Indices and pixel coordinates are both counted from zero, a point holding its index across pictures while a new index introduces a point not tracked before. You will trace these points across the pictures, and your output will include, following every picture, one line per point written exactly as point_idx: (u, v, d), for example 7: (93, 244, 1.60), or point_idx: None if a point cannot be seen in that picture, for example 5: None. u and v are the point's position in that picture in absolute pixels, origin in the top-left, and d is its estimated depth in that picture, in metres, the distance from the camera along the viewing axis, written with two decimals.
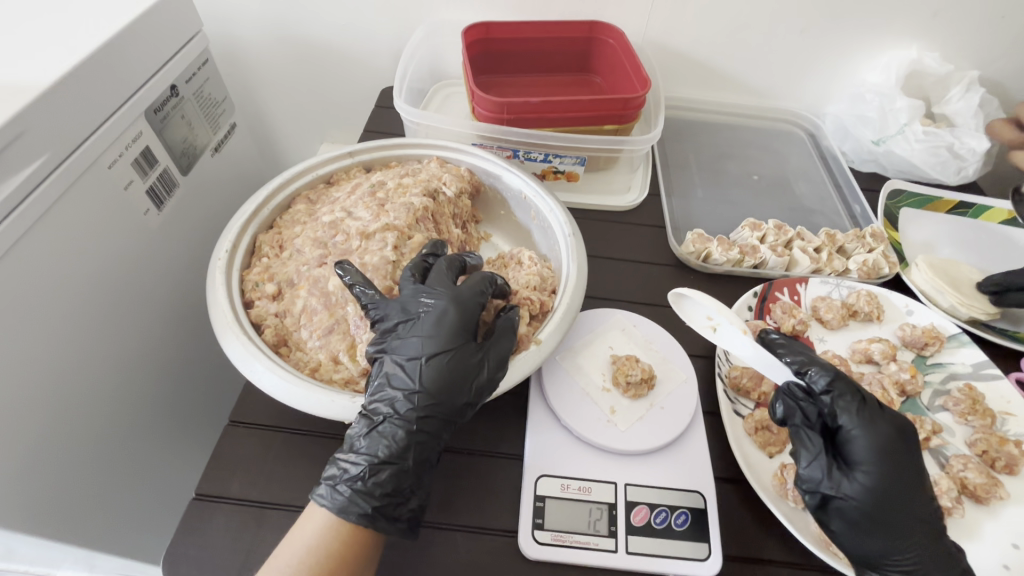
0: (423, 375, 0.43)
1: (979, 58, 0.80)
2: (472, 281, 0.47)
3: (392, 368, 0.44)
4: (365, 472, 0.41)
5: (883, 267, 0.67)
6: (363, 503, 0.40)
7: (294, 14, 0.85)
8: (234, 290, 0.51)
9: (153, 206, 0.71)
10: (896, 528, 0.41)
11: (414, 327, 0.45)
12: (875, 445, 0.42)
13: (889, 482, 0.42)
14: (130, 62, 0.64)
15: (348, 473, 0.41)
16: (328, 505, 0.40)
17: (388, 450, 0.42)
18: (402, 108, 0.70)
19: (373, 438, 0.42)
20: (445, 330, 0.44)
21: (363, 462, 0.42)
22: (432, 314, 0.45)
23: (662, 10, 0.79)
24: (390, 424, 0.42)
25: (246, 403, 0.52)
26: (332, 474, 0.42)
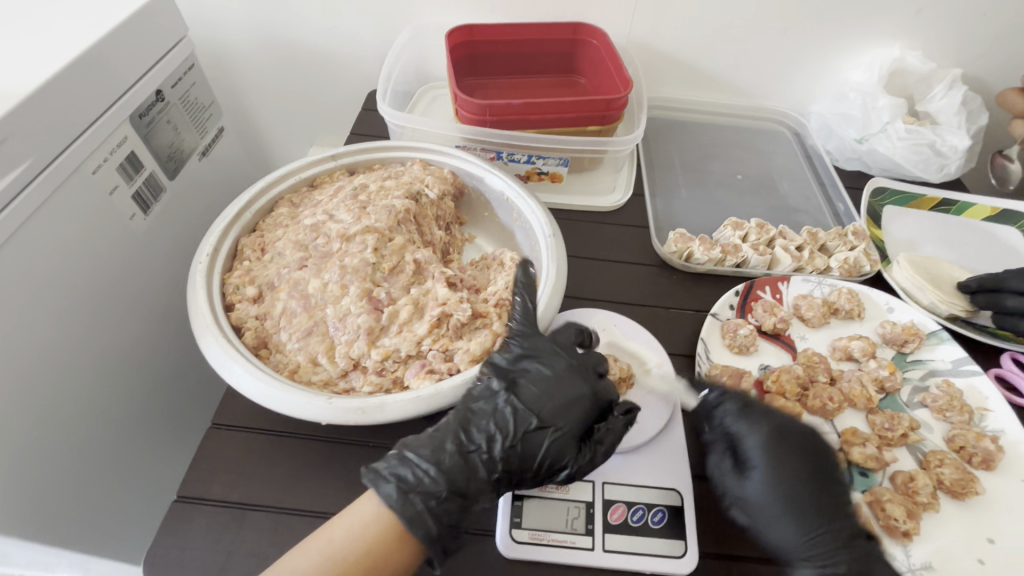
0: (548, 445, 0.44)
1: (961, 56, 0.81)
2: (608, 379, 0.48)
3: (515, 409, 0.45)
4: (442, 493, 0.41)
5: (864, 264, 0.67)
6: (428, 525, 0.40)
7: (281, 18, 0.85)
8: (214, 293, 0.51)
9: (139, 210, 0.71)
10: (802, 520, 0.43)
11: (556, 390, 0.46)
12: (761, 442, 0.47)
13: (783, 474, 0.45)
14: (114, 67, 0.65)
15: (423, 487, 0.41)
16: (399, 510, 0.39)
17: (462, 481, 0.42)
18: (386, 111, 0.70)
19: (445, 462, 0.42)
20: (572, 410, 0.46)
21: (441, 482, 0.41)
22: (557, 389, 0.46)
23: (645, 11, 0.79)
24: (478, 458, 0.43)
25: (227, 406, 0.53)
26: (406, 482, 0.41)
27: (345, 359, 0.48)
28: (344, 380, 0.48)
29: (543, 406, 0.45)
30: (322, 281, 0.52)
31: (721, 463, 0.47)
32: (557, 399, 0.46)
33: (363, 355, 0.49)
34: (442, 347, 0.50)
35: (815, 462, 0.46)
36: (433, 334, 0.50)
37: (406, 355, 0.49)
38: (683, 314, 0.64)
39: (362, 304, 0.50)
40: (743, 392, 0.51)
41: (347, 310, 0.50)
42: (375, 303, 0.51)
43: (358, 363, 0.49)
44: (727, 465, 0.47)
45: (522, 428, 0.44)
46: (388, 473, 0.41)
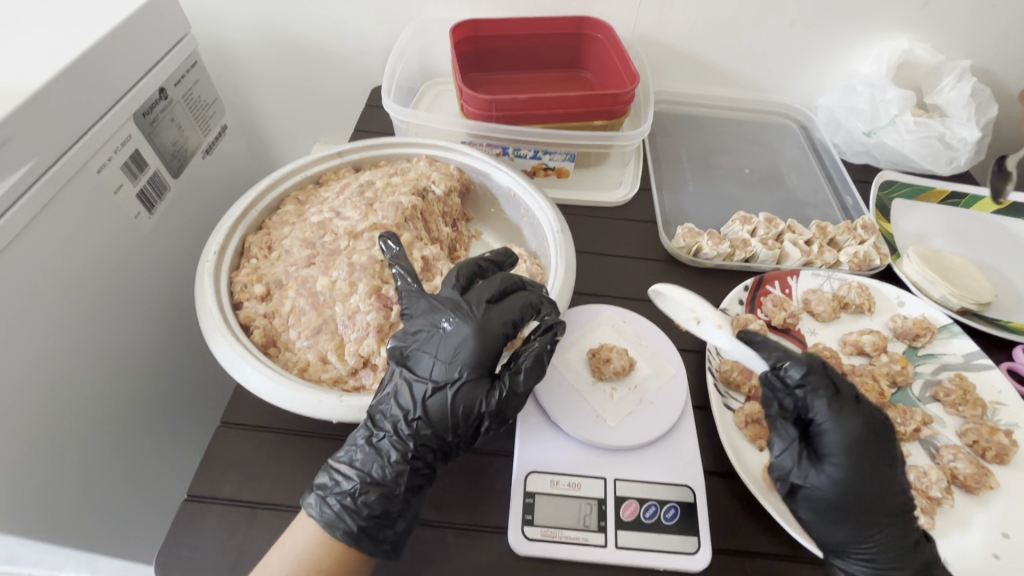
0: (430, 404, 0.42)
1: (970, 48, 0.80)
2: (503, 307, 0.45)
3: (401, 383, 0.44)
4: (356, 490, 0.41)
5: (874, 258, 0.66)
6: (349, 521, 0.41)
7: (284, 14, 0.85)
8: (222, 292, 0.51)
9: (144, 209, 0.71)
10: (861, 520, 0.42)
11: (441, 346, 0.43)
12: (847, 441, 0.42)
13: (859, 477, 0.41)
14: (117, 66, 0.64)
15: (340, 488, 0.42)
16: (316, 517, 0.41)
17: (380, 471, 0.42)
18: (392, 107, 0.70)
19: (368, 456, 0.43)
20: (467, 360, 0.43)
21: (356, 478, 0.42)
22: (451, 337, 0.43)
23: (651, 4, 0.79)
24: (389, 442, 0.43)
25: (236, 404, 0.52)
26: (323, 484, 0.42)
27: (354, 357, 0.48)
28: (354, 378, 0.48)
29: (442, 367, 0.43)
30: (330, 278, 0.51)
31: (790, 446, 0.43)
32: (442, 353, 0.43)
33: (373, 353, 0.48)
34: None
35: (890, 459, 0.42)
36: None
37: None
38: None
39: (371, 302, 0.50)
40: (830, 371, 0.44)
41: (356, 308, 0.49)
42: (384, 300, 0.51)
43: (368, 360, 0.48)
44: (797, 455, 0.43)
45: (419, 397, 0.43)
46: (323, 477, 0.42)
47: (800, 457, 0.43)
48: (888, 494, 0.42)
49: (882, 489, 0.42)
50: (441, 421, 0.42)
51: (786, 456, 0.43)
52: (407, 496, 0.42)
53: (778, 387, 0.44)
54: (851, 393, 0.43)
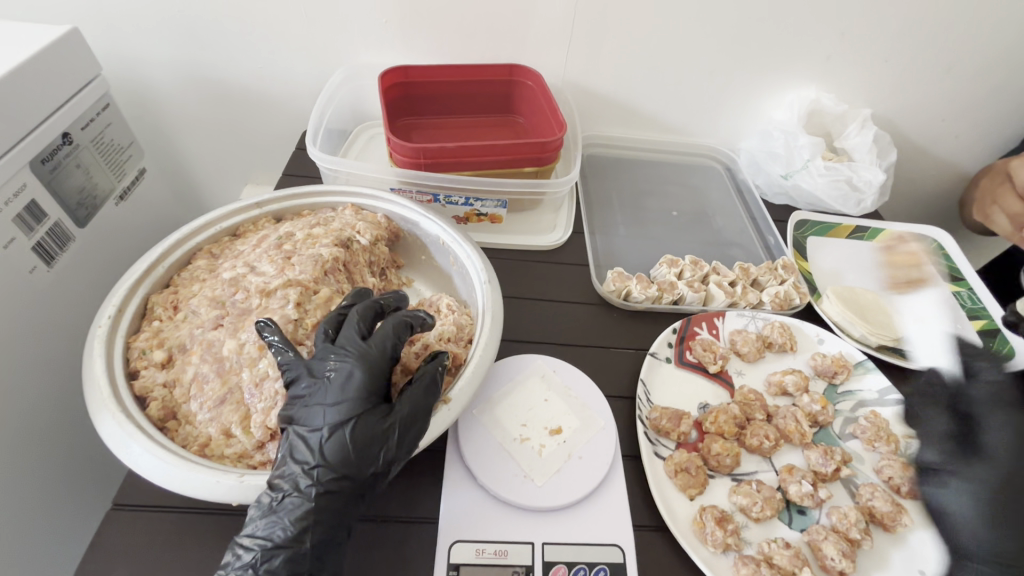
0: (325, 450, 0.40)
1: (869, 98, 0.87)
2: (378, 334, 0.45)
3: (297, 440, 0.41)
4: (257, 559, 0.38)
5: (794, 297, 0.69)
6: None
7: (209, 55, 0.82)
8: (116, 360, 0.47)
9: (41, 262, 0.65)
10: None
11: (336, 389, 0.42)
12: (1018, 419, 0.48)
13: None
14: (12, 112, 0.60)
15: (240, 562, 0.38)
16: None
17: (283, 533, 0.39)
18: (316, 155, 0.68)
19: (269, 523, 0.39)
20: (359, 398, 0.42)
21: (256, 547, 0.39)
22: (336, 380, 0.42)
23: (578, 53, 0.81)
24: (291, 500, 0.39)
25: (131, 483, 0.48)
26: (224, 563, 0.39)
27: (261, 429, 0.44)
28: (261, 452, 0.45)
29: (336, 410, 0.41)
30: (238, 341, 0.48)
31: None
32: (332, 399, 0.42)
33: None
34: None
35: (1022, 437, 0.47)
36: None
37: None
38: (623, 354, 0.64)
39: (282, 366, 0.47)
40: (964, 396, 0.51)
41: (265, 374, 0.46)
42: None
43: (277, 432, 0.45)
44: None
45: (316, 443, 0.41)
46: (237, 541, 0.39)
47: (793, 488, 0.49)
48: None
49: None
50: (345, 465, 0.40)
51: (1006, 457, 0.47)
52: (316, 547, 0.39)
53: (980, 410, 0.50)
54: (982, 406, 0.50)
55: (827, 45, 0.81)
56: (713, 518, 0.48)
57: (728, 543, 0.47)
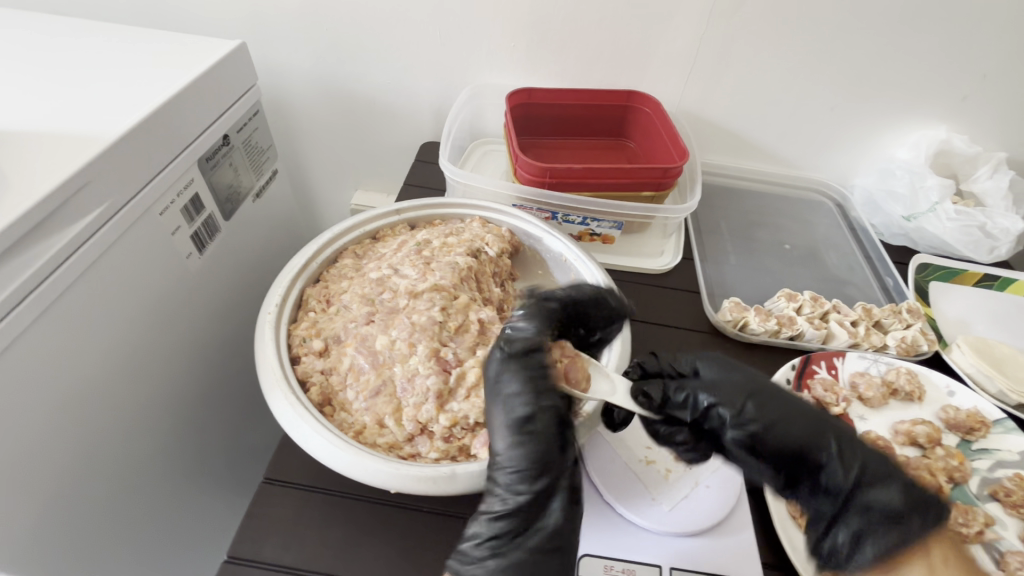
0: (528, 444, 0.40)
1: (1005, 140, 0.82)
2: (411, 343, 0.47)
3: (508, 433, 0.41)
4: (502, 537, 0.39)
5: (922, 343, 0.66)
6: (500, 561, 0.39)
7: (345, 70, 0.89)
8: (282, 346, 0.51)
9: (196, 250, 0.72)
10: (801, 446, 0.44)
11: (496, 399, 0.42)
12: (715, 368, 0.48)
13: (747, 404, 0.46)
14: (190, 115, 0.67)
15: (475, 537, 0.40)
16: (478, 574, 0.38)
17: (506, 505, 0.40)
18: (448, 168, 0.73)
19: (500, 503, 0.40)
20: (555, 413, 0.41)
21: (504, 527, 0.39)
22: (513, 359, 0.42)
23: (696, 83, 0.83)
24: (511, 482, 0.40)
25: (282, 460, 0.52)
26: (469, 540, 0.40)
27: (412, 423, 0.47)
28: (409, 445, 0.47)
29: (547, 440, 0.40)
30: (390, 338, 0.51)
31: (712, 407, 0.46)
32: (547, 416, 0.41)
33: (431, 419, 0.47)
34: None
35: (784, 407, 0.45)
36: None
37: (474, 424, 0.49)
38: None
39: (431, 365, 0.49)
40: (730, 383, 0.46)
41: (415, 370, 0.49)
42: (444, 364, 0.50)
43: (425, 427, 0.48)
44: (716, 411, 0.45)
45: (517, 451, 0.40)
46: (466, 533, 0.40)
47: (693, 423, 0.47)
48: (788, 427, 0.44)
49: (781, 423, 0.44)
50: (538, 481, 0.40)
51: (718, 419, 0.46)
52: (518, 572, 0.38)
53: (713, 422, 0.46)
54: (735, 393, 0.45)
55: (964, 86, 0.78)
56: None
57: None
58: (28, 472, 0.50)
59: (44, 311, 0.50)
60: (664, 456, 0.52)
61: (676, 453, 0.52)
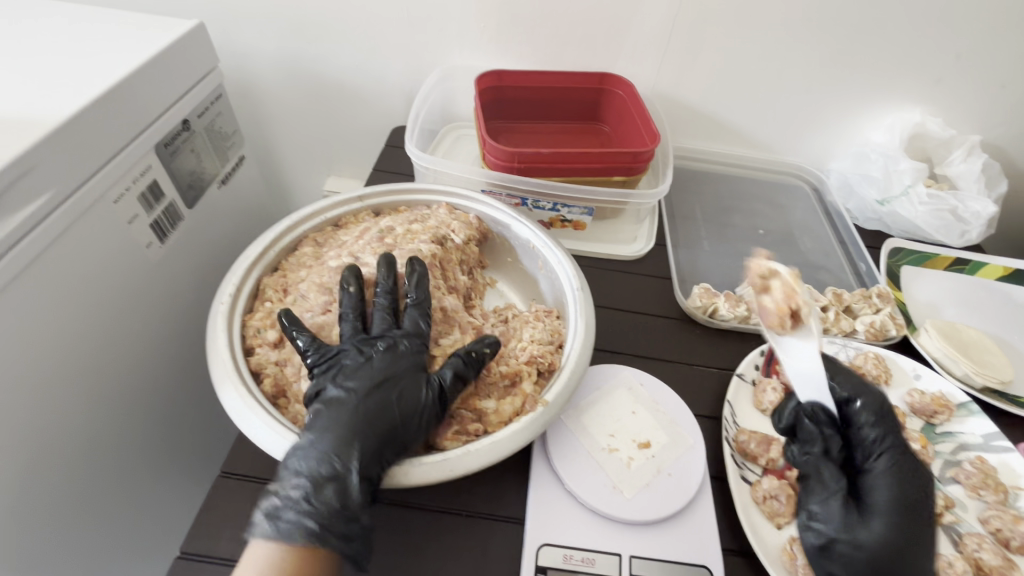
0: (355, 406, 0.44)
1: (979, 124, 0.82)
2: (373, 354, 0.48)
3: (332, 397, 0.45)
4: (309, 491, 0.40)
5: (891, 329, 0.66)
6: (308, 523, 0.39)
7: (312, 52, 0.86)
8: (235, 337, 0.50)
9: (156, 239, 0.70)
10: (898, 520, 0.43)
11: (338, 365, 0.47)
12: (895, 466, 0.46)
13: (902, 473, 0.45)
14: (144, 99, 0.65)
15: (291, 498, 0.40)
16: (273, 534, 0.38)
17: (325, 466, 0.41)
18: (415, 153, 0.71)
19: (306, 456, 0.41)
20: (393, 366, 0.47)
21: (303, 483, 0.40)
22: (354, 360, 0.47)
23: (671, 65, 0.81)
24: (328, 443, 0.42)
25: (239, 453, 0.51)
26: (271, 500, 0.40)
27: None
28: None
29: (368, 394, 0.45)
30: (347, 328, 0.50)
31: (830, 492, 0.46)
32: (379, 366, 0.46)
33: None
34: (469, 406, 0.49)
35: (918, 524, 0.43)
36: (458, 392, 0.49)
37: None
38: (707, 372, 0.63)
39: None
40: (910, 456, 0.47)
41: None
42: None
43: None
44: (838, 498, 0.45)
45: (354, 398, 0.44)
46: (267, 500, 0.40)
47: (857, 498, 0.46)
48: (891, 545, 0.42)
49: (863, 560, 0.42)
50: (367, 425, 0.43)
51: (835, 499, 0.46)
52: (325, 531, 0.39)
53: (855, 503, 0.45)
54: (866, 458, 0.47)
55: (940, 67, 0.77)
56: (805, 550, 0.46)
57: None
58: None
59: None
60: (624, 444, 0.51)
61: (637, 441, 0.52)
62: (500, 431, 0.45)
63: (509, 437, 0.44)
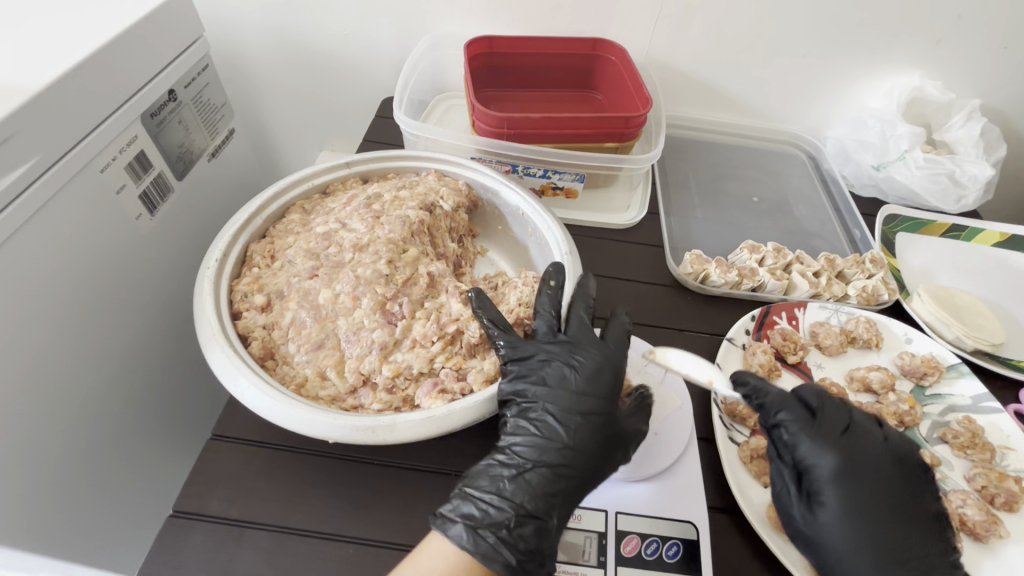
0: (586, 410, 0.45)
1: (979, 87, 0.81)
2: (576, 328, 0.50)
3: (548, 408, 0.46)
4: (511, 521, 0.41)
5: (882, 293, 0.66)
6: (507, 549, 0.39)
7: (300, 22, 0.85)
8: (222, 300, 0.50)
9: (146, 210, 0.70)
10: (855, 509, 0.44)
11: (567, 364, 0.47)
12: (827, 445, 0.45)
13: (828, 450, 0.45)
14: (128, 67, 0.64)
15: (474, 516, 0.41)
16: (471, 548, 0.39)
17: (539, 498, 0.42)
18: (403, 120, 0.70)
19: (513, 482, 0.42)
20: (599, 384, 0.46)
21: (506, 508, 0.41)
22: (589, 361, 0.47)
23: (665, 30, 0.79)
24: (539, 468, 0.43)
25: (230, 416, 0.51)
26: (470, 515, 0.41)
27: (354, 374, 0.47)
28: (352, 397, 0.47)
29: (557, 405, 0.46)
30: (333, 291, 0.51)
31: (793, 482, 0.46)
32: (580, 386, 0.46)
33: (374, 371, 0.47)
34: (454, 366, 0.49)
35: (883, 493, 0.45)
36: (444, 351, 0.49)
37: (418, 372, 0.48)
38: (697, 337, 0.63)
39: (376, 319, 0.49)
40: (830, 428, 0.47)
41: (359, 323, 0.49)
42: (389, 317, 0.50)
43: (368, 379, 0.48)
44: (795, 494, 0.45)
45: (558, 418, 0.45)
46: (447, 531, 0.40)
47: (801, 481, 0.46)
48: (854, 507, 0.44)
49: (824, 541, 0.43)
50: (580, 451, 0.44)
51: (784, 495, 0.46)
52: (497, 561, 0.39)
53: (787, 495, 0.45)
54: (837, 428, 0.47)
55: (941, 28, 0.75)
56: None
57: None
58: None
59: None
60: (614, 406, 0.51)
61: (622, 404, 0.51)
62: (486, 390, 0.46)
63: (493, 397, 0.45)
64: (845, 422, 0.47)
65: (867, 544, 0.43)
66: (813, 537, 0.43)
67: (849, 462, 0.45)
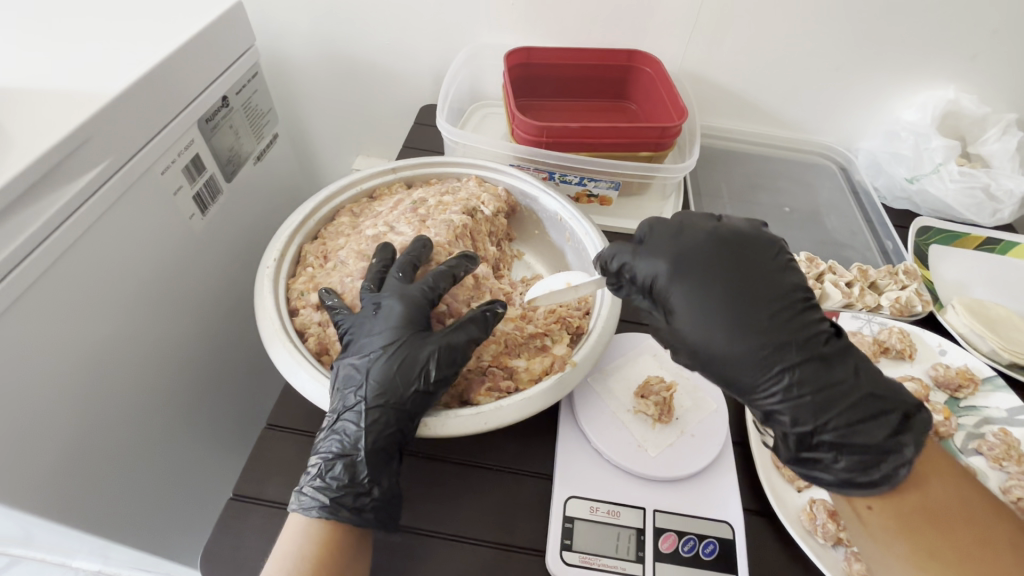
0: (372, 370, 0.45)
1: (1016, 101, 0.80)
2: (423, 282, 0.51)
3: (348, 367, 0.46)
4: (321, 470, 0.44)
5: (916, 304, 0.66)
6: (322, 496, 0.43)
7: (345, 32, 0.88)
8: (280, 298, 0.53)
9: (198, 211, 0.73)
10: (794, 333, 0.42)
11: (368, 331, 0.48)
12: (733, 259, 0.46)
13: (697, 295, 0.44)
14: (188, 75, 0.68)
15: (310, 475, 0.44)
16: (299, 510, 0.43)
17: (344, 441, 0.44)
18: (445, 128, 0.73)
19: (329, 435, 0.45)
20: (402, 326, 0.48)
21: (321, 459, 0.44)
22: (385, 312, 0.48)
23: (699, 42, 0.81)
24: (347, 415, 0.45)
25: (283, 407, 0.54)
26: (300, 480, 0.45)
27: None
28: None
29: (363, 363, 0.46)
30: None
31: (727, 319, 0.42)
32: (387, 330, 0.47)
33: None
34: (499, 363, 0.51)
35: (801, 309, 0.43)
36: (488, 350, 0.52)
37: (467, 369, 0.50)
38: None
39: None
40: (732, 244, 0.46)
41: None
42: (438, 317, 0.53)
43: None
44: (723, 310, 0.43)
45: (363, 368, 0.46)
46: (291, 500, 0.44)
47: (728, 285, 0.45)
48: (795, 337, 0.42)
49: (798, 366, 0.41)
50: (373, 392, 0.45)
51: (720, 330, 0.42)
52: (344, 519, 0.43)
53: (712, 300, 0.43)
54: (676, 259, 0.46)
55: (976, 43, 0.75)
56: (825, 511, 0.47)
57: (839, 537, 0.46)
58: (45, 417, 0.52)
59: (51, 265, 0.52)
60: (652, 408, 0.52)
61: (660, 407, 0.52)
62: (532, 388, 0.48)
63: (540, 393, 0.47)
64: (798, 282, 0.45)
65: (824, 385, 0.41)
66: (790, 404, 0.41)
67: (763, 282, 0.44)
